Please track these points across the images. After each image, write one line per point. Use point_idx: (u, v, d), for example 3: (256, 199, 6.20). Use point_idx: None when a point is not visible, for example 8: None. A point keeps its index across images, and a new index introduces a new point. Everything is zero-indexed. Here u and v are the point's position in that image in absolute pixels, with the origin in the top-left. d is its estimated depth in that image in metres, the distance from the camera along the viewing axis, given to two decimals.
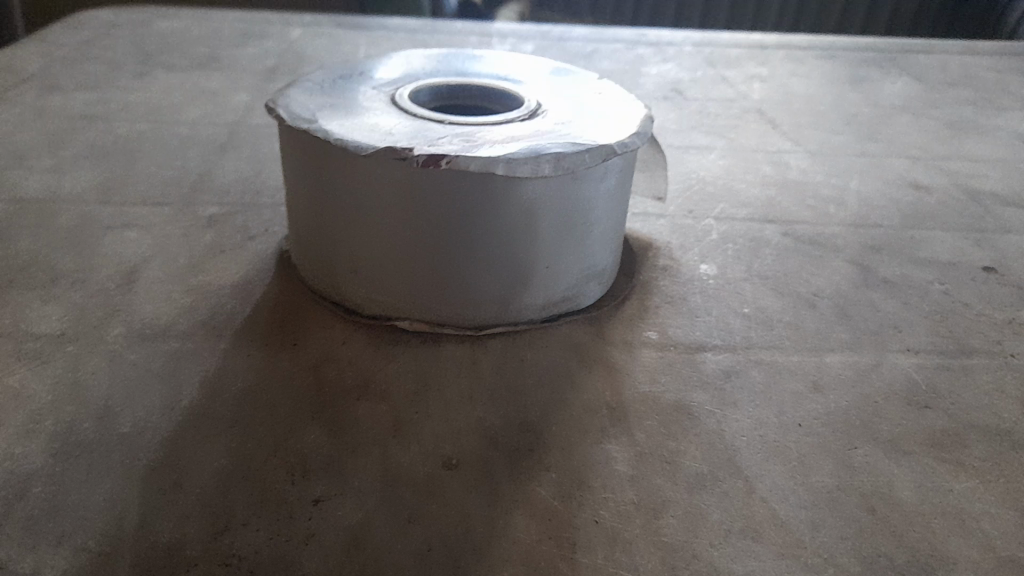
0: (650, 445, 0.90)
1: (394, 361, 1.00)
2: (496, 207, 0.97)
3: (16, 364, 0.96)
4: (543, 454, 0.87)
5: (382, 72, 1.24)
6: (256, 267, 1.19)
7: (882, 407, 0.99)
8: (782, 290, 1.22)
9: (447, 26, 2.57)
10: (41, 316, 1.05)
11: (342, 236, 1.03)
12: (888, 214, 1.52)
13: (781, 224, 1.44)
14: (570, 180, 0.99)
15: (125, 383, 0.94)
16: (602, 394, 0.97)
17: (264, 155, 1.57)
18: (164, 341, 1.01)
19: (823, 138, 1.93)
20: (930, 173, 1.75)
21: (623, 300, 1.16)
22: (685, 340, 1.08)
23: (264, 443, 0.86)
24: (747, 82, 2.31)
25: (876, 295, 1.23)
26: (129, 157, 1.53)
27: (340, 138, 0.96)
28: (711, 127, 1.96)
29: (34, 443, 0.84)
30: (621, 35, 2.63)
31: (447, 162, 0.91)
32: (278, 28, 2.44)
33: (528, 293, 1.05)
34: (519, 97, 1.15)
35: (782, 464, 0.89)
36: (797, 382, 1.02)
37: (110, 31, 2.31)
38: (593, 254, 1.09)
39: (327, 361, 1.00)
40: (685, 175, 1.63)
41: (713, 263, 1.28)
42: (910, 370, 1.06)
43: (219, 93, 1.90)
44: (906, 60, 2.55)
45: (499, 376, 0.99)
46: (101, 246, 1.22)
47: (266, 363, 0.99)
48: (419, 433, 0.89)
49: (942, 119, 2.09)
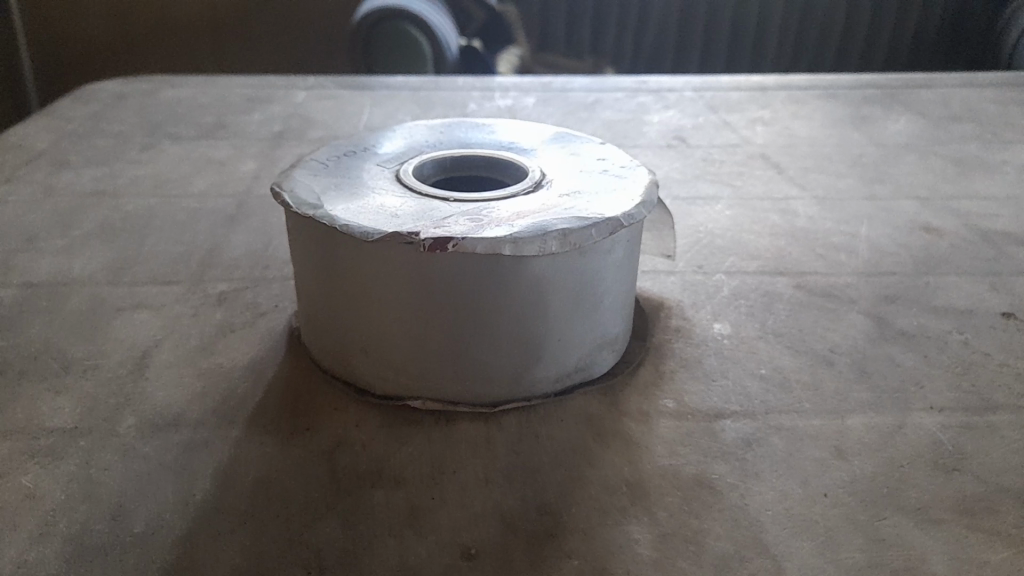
0: (672, 525, 0.87)
1: (408, 443, 0.99)
2: (505, 285, 0.96)
3: (28, 462, 0.95)
4: (563, 539, 0.85)
5: (386, 146, 1.25)
6: (267, 346, 1.18)
7: (908, 473, 0.96)
8: (798, 347, 1.21)
9: (448, 82, 2.60)
10: (53, 409, 1.04)
11: (351, 318, 1.03)
12: (901, 261, 1.51)
13: (793, 276, 1.43)
14: (579, 255, 0.99)
15: (138, 478, 0.93)
16: (620, 470, 0.96)
17: (272, 226, 1.58)
18: (177, 431, 1.00)
19: (829, 182, 1.92)
20: (939, 214, 1.73)
21: (638, 367, 1.15)
22: (703, 407, 1.07)
23: (278, 539, 0.84)
24: (750, 127, 2.32)
25: (894, 349, 1.21)
26: (138, 234, 1.54)
27: (347, 223, 0.96)
28: (716, 175, 1.96)
29: (48, 547, 0.83)
30: (622, 83, 2.65)
31: (454, 246, 0.92)
32: (282, 92, 2.48)
33: (541, 367, 1.04)
34: (524, 168, 1.15)
35: (809, 539, 0.86)
36: (820, 448, 1.00)
37: (118, 103, 2.35)
38: (604, 324, 1.08)
39: (340, 447, 0.98)
40: (693, 227, 1.63)
41: (727, 321, 1.27)
42: (935, 431, 1.04)
43: (226, 163, 1.92)
44: (907, 97, 2.56)
45: (514, 455, 0.97)
46: (111, 330, 1.22)
47: (278, 451, 0.97)
48: (435, 521, 0.87)
49: (948, 156, 2.09)
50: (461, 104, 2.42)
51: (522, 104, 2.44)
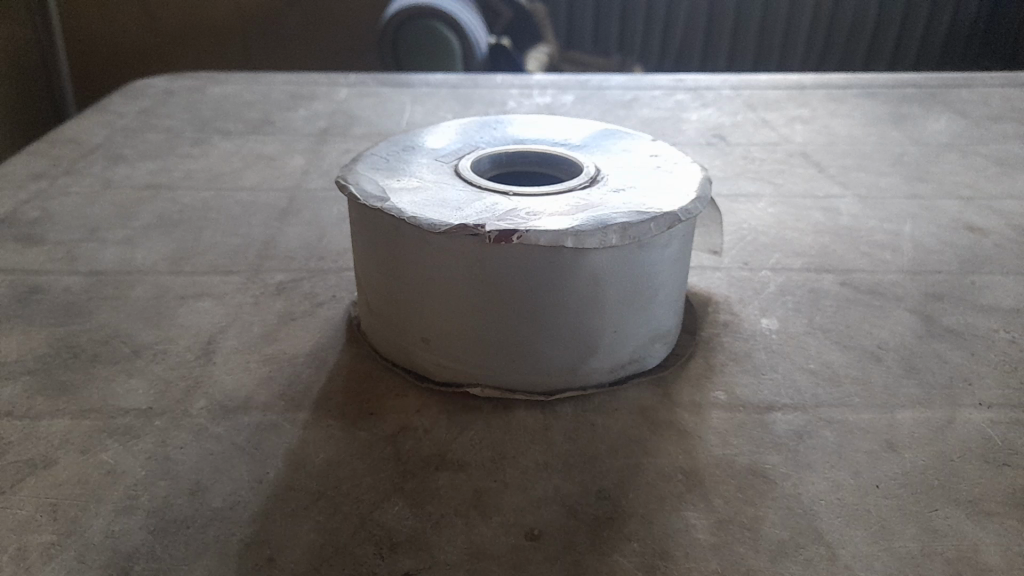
0: (729, 512, 0.90)
1: (469, 430, 1.02)
2: (565, 277, 0.99)
3: (107, 440, 1.00)
4: (623, 523, 0.88)
5: (441, 141, 1.29)
6: (327, 334, 1.22)
7: (959, 467, 0.98)
8: (845, 343, 1.22)
9: (487, 79, 2.63)
10: (128, 390, 1.09)
11: (414, 308, 1.06)
12: (946, 259, 1.52)
13: (838, 274, 1.44)
14: (637, 248, 1.02)
15: (212, 457, 0.97)
16: (676, 458, 0.98)
17: (325, 219, 1.62)
18: (246, 414, 1.04)
19: (871, 180, 1.93)
20: (983, 214, 1.74)
21: (688, 360, 1.17)
22: (754, 400, 1.09)
23: (351, 517, 0.88)
24: (789, 125, 2.32)
25: (941, 346, 1.23)
26: (195, 226, 1.59)
27: (414, 215, 1.00)
28: (756, 173, 1.97)
29: (133, 519, 0.88)
30: (659, 81, 2.66)
31: (518, 238, 0.95)
32: (326, 89, 2.52)
33: (596, 358, 1.07)
34: (578, 164, 1.18)
35: (863, 529, 0.88)
36: (871, 441, 1.02)
37: (167, 99, 2.41)
38: (658, 317, 1.11)
39: (404, 431, 1.02)
40: (737, 225, 1.64)
41: (774, 317, 1.29)
42: (984, 426, 1.05)
43: (276, 158, 1.97)
44: (947, 96, 2.55)
45: (572, 442, 1.00)
46: (177, 317, 1.26)
47: (344, 435, 1.01)
48: (499, 503, 0.91)
49: (990, 156, 2.08)
50: (501, 101, 2.44)
51: (560, 102, 2.47)
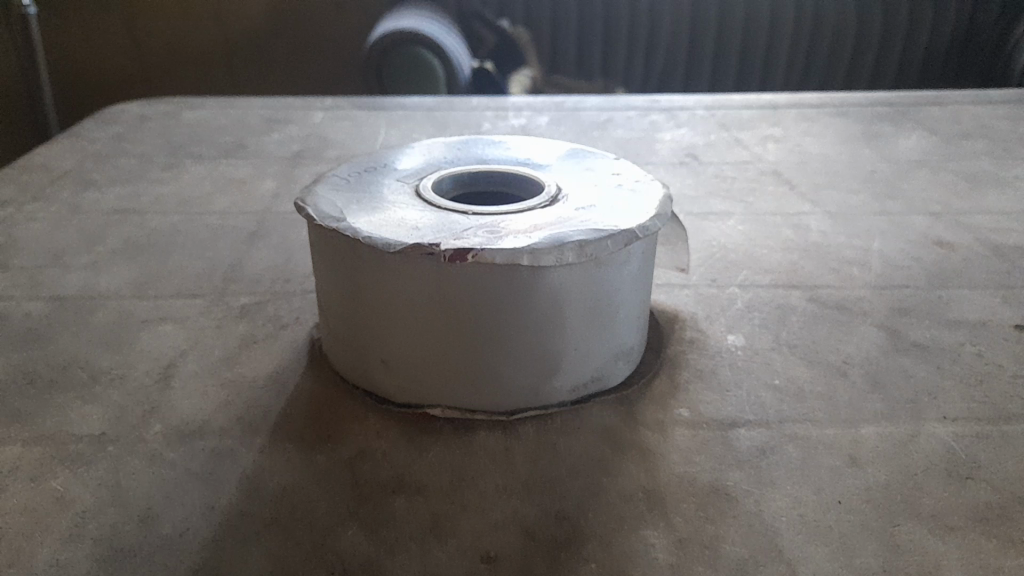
0: (688, 531, 0.89)
1: (428, 452, 1.01)
2: (523, 297, 0.99)
3: (59, 467, 0.98)
4: (581, 545, 0.87)
5: (404, 162, 1.28)
6: (289, 358, 1.21)
7: (923, 481, 0.97)
8: (811, 358, 1.22)
9: (463, 102, 2.64)
10: (83, 416, 1.07)
11: (372, 329, 1.05)
12: (914, 274, 1.52)
13: (806, 290, 1.44)
14: (595, 267, 1.01)
15: (165, 483, 0.95)
16: (637, 477, 0.97)
17: (292, 242, 1.61)
18: (203, 439, 1.03)
19: (842, 198, 1.94)
20: (951, 229, 1.74)
21: (653, 378, 1.16)
22: (718, 417, 1.08)
23: (303, 543, 0.86)
24: (761, 144, 2.34)
25: (907, 360, 1.22)
26: (160, 251, 1.57)
27: (370, 236, 0.99)
28: (728, 192, 1.98)
29: (80, 547, 0.86)
30: (634, 102, 2.68)
31: (473, 257, 0.94)
32: (301, 113, 2.53)
33: (558, 378, 1.06)
34: (540, 183, 1.18)
35: (824, 546, 0.87)
36: (835, 457, 1.01)
37: (141, 124, 2.40)
38: (620, 335, 1.10)
39: (362, 454, 1.00)
40: (707, 243, 1.64)
41: (741, 334, 1.29)
42: (948, 441, 1.05)
43: (247, 181, 1.96)
44: (919, 114, 2.57)
45: (533, 463, 0.99)
46: (138, 341, 1.25)
47: (301, 459, 0.99)
48: (456, 527, 0.89)
49: (960, 172, 2.10)
50: (476, 123, 2.45)
51: (536, 123, 2.48)
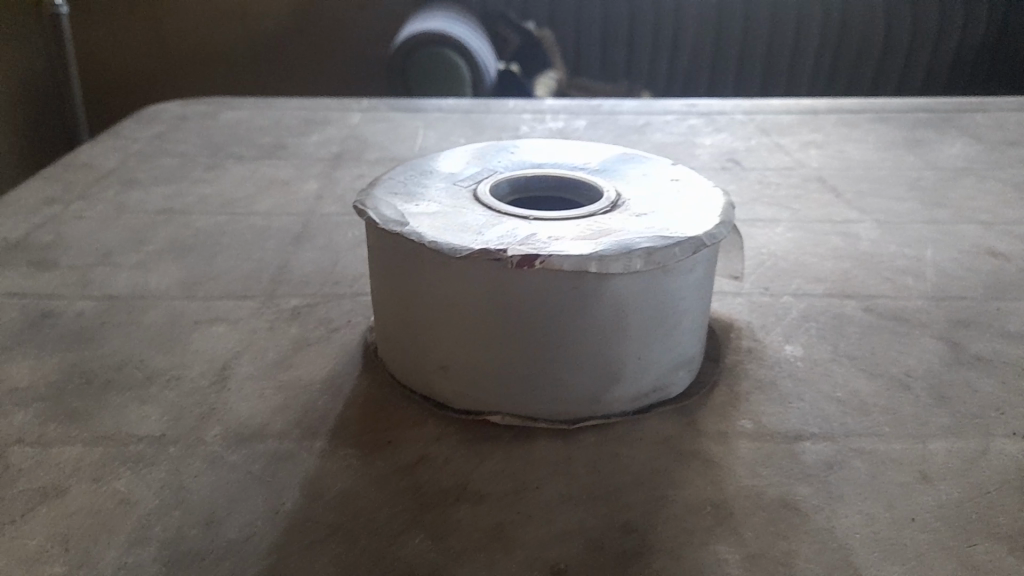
0: (760, 546, 0.87)
1: (489, 460, 0.99)
2: (589, 304, 0.98)
3: (121, 468, 0.98)
4: (651, 558, 0.85)
5: (458, 165, 1.27)
6: (343, 361, 1.20)
7: (997, 499, 0.95)
8: (872, 370, 1.20)
9: (499, 104, 2.64)
10: (142, 416, 1.07)
11: (433, 334, 1.04)
12: (970, 285, 1.49)
13: (861, 299, 1.42)
14: (661, 274, 1.00)
15: (228, 486, 0.94)
16: (703, 489, 0.95)
17: (339, 244, 1.61)
18: (262, 442, 1.02)
19: (888, 205, 1.91)
20: (1004, 239, 1.71)
21: (712, 388, 1.15)
22: (781, 429, 1.06)
23: (370, 550, 0.86)
24: (803, 150, 2.31)
25: (971, 374, 1.20)
26: (208, 251, 1.57)
27: (434, 240, 0.98)
28: (773, 198, 1.95)
29: (146, 550, 0.85)
30: (671, 107, 2.66)
31: (540, 263, 0.93)
32: (339, 114, 2.53)
33: (619, 386, 1.05)
34: (598, 189, 1.17)
35: (900, 564, 0.85)
36: (904, 472, 0.99)
37: (181, 124, 2.41)
38: (681, 344, 1.08)
39: (423, 460, 0.99)
40: (755, 250, 1.62)
41: (798, 343, 1.26)
42: (1019, 457, 1.02)
43: (289, 182, 1.96)
44: (962, 120, 2.54)
45: (596, 473, 0.98)
46: (191, 342, 1.25)
47: (362, 464, 0.98)
48: (523, 537, 0.88)
49: (1008, 180, 2.07)
50: (514, 126, 2.44)
51: (573, 126, 2.46)
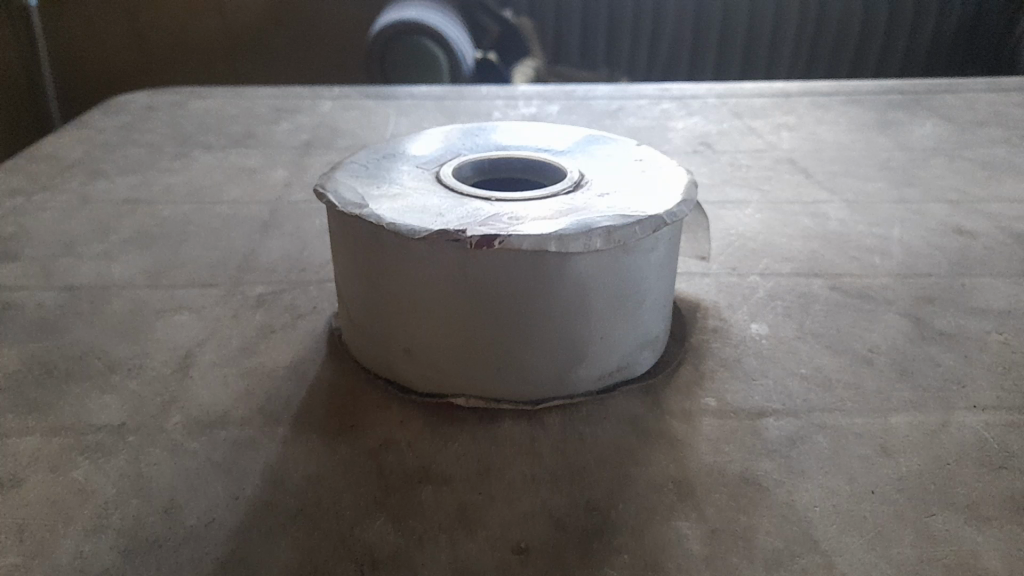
0: (721, 522, 0.87)
1: (453, 442, 0.99)
2: (551, 284, 0.97)
3: (80, 457, 0.96)
4: (612, 536, 0.86)
5: (421, 149, 1.26)
6: (308, 347, 1.19)
7: (956, 471, 0.95)
8: (837, 347, 1.21)
9: (473, 91, 2.62)
10: (102, 406, 1.06)
11: (396, 318, 1.03)
12: (936, 262, 1.50)
13: (828, 278, 1.42)
14: (623, 253, 0.99)
15: (188, 473, 0.94)
16: (667, 467, 0.96)
17: (307, 231, 1.59)
18: (224, 429, 1.01)
19: (859, 186, 1.92)
20: (972, 217, 1.72)
21: (678, 367, 1.15)
22: (745, 406, 1.06)
23: (330, 534, 0.85)
24: (776, 132, 2.32)
25: (934, 349, 1.21)
26: (174, 240, 1.56)
27: (394, 222, 0.97)
28: (744, 180, 1.96)
29: (103, 539, 0.84)
30: (644, 91, 2.66)
31: (500, 243, 0.93)
32: (310, 102, 2.50)
33: (584, 366, 1.05)
34: (561, 170, 1.16)
35: (859, 536, 0.86)
36: (865, 446, 0.99)
37: (149, 114, 2.38)
38: (645, 323, 1.08)
39: (386, 444, 0.99)
40: (725, 231, 1.63)
41: (764, 322, 1.27)
42: (980, 430, 1.03)
43: (258, 170, 1.94)
44: (933, 102, 2.55)
45: (560, 453, 0.97)
46: (154, 331, 1.23)
47: (325, 449, 0.98)
48: (484, 518, 0.88)
49: (977, 160, 2.08)
50: (487, 112, 2.43)
51: (546, 112, 2.46)
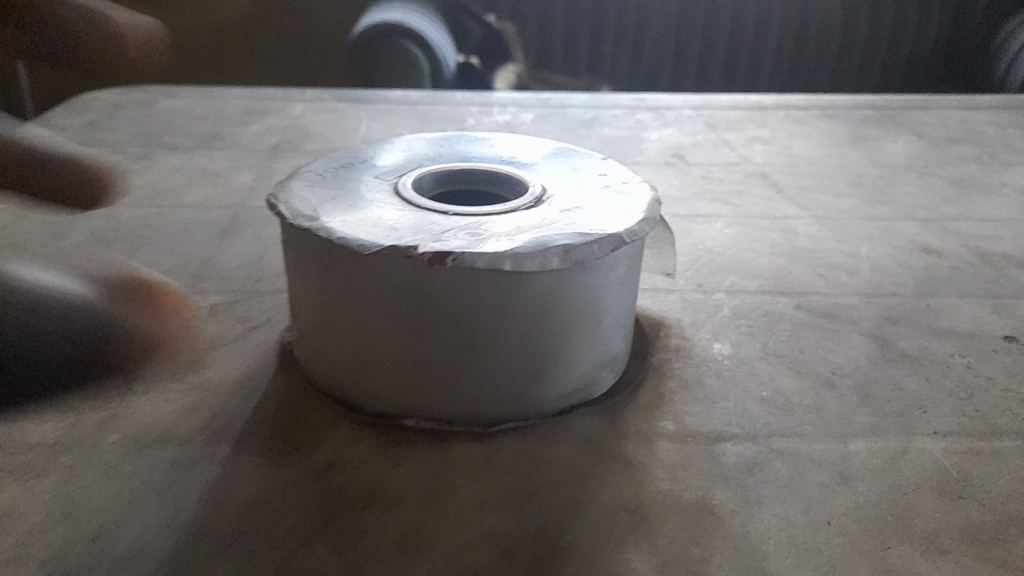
0: (673, 553, 0.85)
1: (402, 464, 0.96)
2: (505, 303, 0.94)
3: (8, 478, 0.92)
4: (560, 566, 0.83)
5: (382, 157, 1.23)
6: (258, 362, 1.15)
7: (914, 500, 0.94)
8: (800, 369, 1.19)
9: (447, 96, 2.59)
10: (36, 423, 1.02)
11: (346, 334, 1.00)
12: (903, 281, 1.49)
13: (794, 297, 1.41)
14: (581, 272, 0.97)
15: (121, 497, 0.90)
16: (621, 493, 0.93)
17: (267, 238, 1.55)
18: (164, 448, 0.98)
19: (829, 202, 1.91)
20: (941, 237, 1.72)
21: (637, 388, 1.13)
22: (704, 430, 1.04)
23: (267, 563, 0.82)
24: (749, 145, 2.31)
25: (897, 371, 1.19)
26: (129, 247, 1.51)
27: (344, 237, 0.94)
28: (715, 193, 1.94)
29: (25, 568, 0.81)
30: (620, 101, 2.64)
31: (453, 260, 0.90)
32: (281, 103, 2.46)
33: (540, 388, 1.02)
34: (524, 183, 1.14)
35: (813, 569, 0.84)
36: (824, 473, 0.98)
37: (114, 112, 2.33)
38: (604, 344, 1.06)
39: (333, 466, 0.96)
40: (692, 245, 1.61)
41: (727, 341, 1.25)
42: (940, 457, 1.02)
43: (221, 174, 1.90)
44: (907, 117, 2.56)
45: (512, 477, 0.95)
46: None
47: (269, 471, 0.94)
48: (429, 545, 0.85)
49: (948, 178, 2.08)
50: (460, 118, 2.40)
51: (521, 119, 2.43)
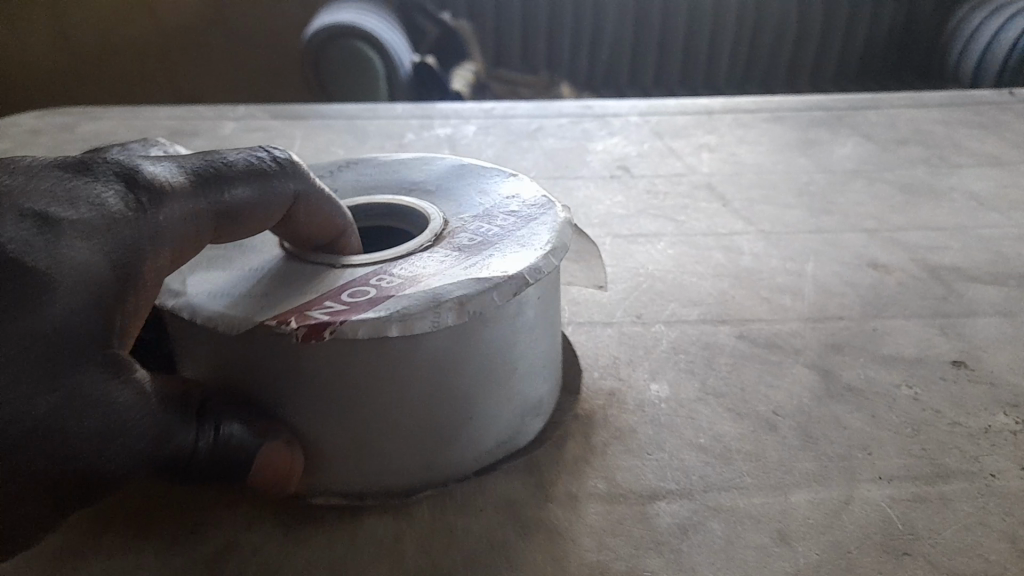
0: None
1: (305, 547, 0.90)
2: (400, 368, 0.86)
3: None
4: None
5: None
6: None
7: (856, 559, 0.88)
8: (739, 409, 1.13)
9: (386, 109, 2.50)
10: None
11: None
12: (849, 302, 1.45)
13: (735, 325, 1.35)
14: (482, 323, 0.88)
15: None
16: (543, 569, 0.87)
17: None
18: None
19: (776, 214, 1.86)
20: (888, 249, 1.67)
21: (567, 440, 1.06)
22: (636, 487, 0.98)
23: None
24: (695, 154, 2.25)
25: (841, 407, 1.14)
26: None
27: (208, 314, 0.87)
28: (659, 209, 1.88)
29: None
30: (566, 109, 2.58)
31: (330, 332, 0.82)
32: (210, 122, 2.35)
33: (453, 450, 0.94)
34: (423, 218, 1.07)
35: None
36: (762, 532, 0.92)
37: (30, 138, 2.21)
38: (523, 395, 0.99)
39: (229, 552, 0.89)
40: (632, 271, 1.55)
41: (664, 381, 1.19)
42: (884, 505, 0.96)
43: None
44: (855, 118, 2.52)
45: (424, 557, 0.88)
46: None
47: (158, 563, 0.88)
48: None
49: (896, 183, 2.05)
50: (398, 134, 2.31)
51: (462, 132, 2.35)
